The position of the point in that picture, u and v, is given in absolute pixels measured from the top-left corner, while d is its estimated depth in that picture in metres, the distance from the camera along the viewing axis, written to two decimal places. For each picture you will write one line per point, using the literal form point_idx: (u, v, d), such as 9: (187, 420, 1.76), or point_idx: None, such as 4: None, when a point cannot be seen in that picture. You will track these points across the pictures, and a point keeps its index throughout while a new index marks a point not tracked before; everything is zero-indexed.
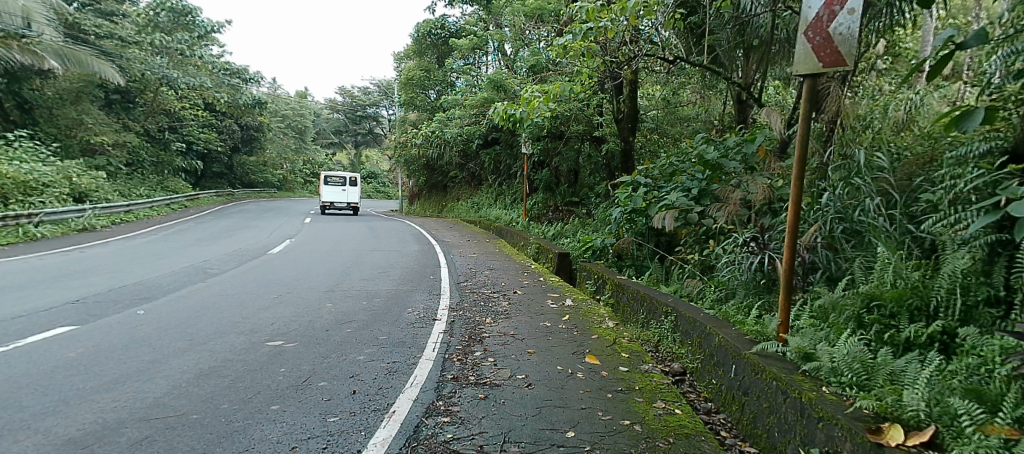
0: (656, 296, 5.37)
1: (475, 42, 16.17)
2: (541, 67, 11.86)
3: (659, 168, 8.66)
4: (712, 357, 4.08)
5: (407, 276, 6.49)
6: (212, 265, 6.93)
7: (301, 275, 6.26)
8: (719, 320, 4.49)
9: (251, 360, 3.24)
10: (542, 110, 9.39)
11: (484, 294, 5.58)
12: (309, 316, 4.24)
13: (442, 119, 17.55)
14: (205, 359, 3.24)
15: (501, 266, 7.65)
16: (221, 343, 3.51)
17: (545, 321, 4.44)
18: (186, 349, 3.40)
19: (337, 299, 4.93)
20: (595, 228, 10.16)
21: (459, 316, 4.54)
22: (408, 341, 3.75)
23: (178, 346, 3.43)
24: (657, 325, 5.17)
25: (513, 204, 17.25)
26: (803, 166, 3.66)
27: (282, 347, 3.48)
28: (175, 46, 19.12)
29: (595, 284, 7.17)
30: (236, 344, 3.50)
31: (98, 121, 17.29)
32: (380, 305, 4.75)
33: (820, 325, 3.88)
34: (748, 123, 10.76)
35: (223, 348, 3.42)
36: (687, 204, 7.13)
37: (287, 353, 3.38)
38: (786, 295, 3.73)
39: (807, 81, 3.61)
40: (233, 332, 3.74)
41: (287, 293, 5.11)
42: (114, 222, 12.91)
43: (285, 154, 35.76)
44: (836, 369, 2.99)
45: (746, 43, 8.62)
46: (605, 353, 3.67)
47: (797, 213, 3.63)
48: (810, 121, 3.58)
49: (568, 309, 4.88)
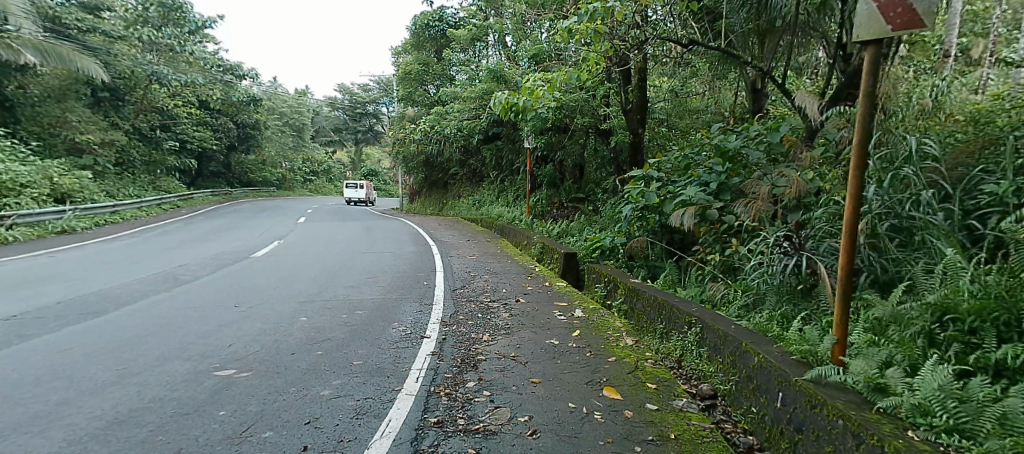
0: (677, 303, 4.75)
1: (473, 33, 15.53)
2: (543, 56, 11.22)
3: (672, 161, 8.05)
4: (750, 381, 3.46)
5: (398, 282, 5.89)
6: (186, 270, 6.35)
7: (282, 282, 5.68)
8: (754, 334, 3.88)
9: (187, 400, 2.67)
10: (546, 100, 8.85)
11: (482, 303, 4.97)
12: (276, 333, 3.66)
13: (441, 113, 16.92)
14: (126, 401, 2.65)
15: (504, 270, 7.04)
16: (154, 376, 2.92)
17: (552, 338, 3.82)
18: (111, 385, 2.81)
19: (313, 310, 4.34)
20: (603, 226, 9.56)
21: (451, 332, 3.93)
22: (387, 367, 3.14)
23: (102, 381, 2.84)
24: (679, 337, 4.55)
25: (515, 201, 16.67)
26: (865, 152, 3.01)
27: (231, 379, 2.90)
28: (164, 42, 18.59)
29: (605, 288, 6.54)
30: (173, 377, 2.91)
31: (83, 118, 16.80)
32: (362, 319, 4.16)
33: (882, 344, 3.27)
34: (763, 113, 10.16)
35: (157, 383, 2.84)
36: (706, 200, 6.56)
37: (234, 388, 2.80)
38: (842, 307, 3.11)
39: (869, 50, 2.98)
40: (177, 359, 3.16)
41: (259, 305, 4.52)
42: (97, 223, 12.41)
43: (283, 152, 35.29)
44: (925, 408, 2.40)
45: (761, 28, 8.06)
46: (627, 383, 3.06)
47: (855, 208, 3.02)
48: (874, 96, 2.94)
49: (578, 322, 4.26)
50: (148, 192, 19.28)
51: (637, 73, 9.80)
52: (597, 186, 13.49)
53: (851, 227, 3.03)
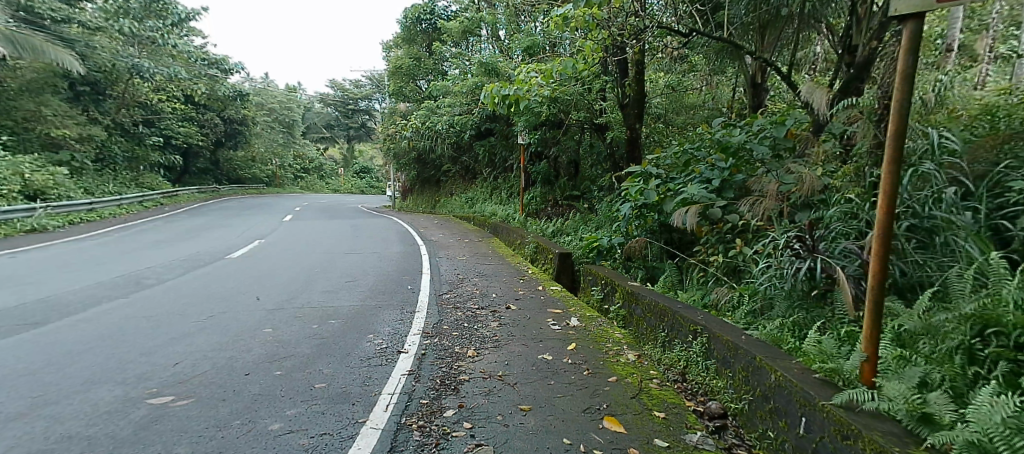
0: (680, 310, 4.38)
1: (465, 25, 15.12)
2: (536, 49, 10.84)
3: (672, 156, 7.67)
4: (766, 400, 3.10)
5: (381, 286, 5.48)
6: (151, 273, 5.94)
7: (253, 286, 5.29)
8: (768, 346, 3.52)
9: (102, 438, 2.33)
10: (540, 91, 8.38)
11: (469, 310, 4.56)
12: (233, 349, 3.30)
13: (431, 108, 16.48)
14: (29, 441, 2.30)
15: (494, 272, 6.64)
16: (72, 409, 2.57)
17: (545, 353, 3.44)
18: (14, 420, 2.46)
19: (280, 319, 3.97)
20: (599, 225, 9.23)
21: (433, 345, 3.54)
22: (352, 391, 2.81)
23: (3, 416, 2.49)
24: (684, 347, 4.18)
25: (508, 198, 16.33)
26: (903, 141, 2.64)
27: (163, 412, 2.56)
28: (146, 34, 18.05)
29: (602, 291, 6.14)
30: (93, 409, 2.57)
31: (59, 112, 16.33)
32: (334, 328, 3.81)
33: (918, 361, 2.91)
34: (764, 107, 9.89)
35: (72, 418, 2.50)
36: (708, 198, 6.24)
37: (162, 424, 2.46)
38: (873, 319, 2.73)
39: (907, 26, 2.61)
40: (104, 387, 2.79)
41: (223, 313, 4.13)
42: (71, 221, 12.00)
43: (272, 149, 34.77)
44: (983, 446, 2.04)
45: (762, 20, 7.73)
46: (630, 411, 2.69)
47: (890, 207, 2.65)
48: (913, 79, 2.58)
49: (574, 333, 3.87)
50: (130, 189, 18.83)
51: (634, 66, 9.44)
52: (592, 184, 13.14)
53: (885, 227, 2.66)
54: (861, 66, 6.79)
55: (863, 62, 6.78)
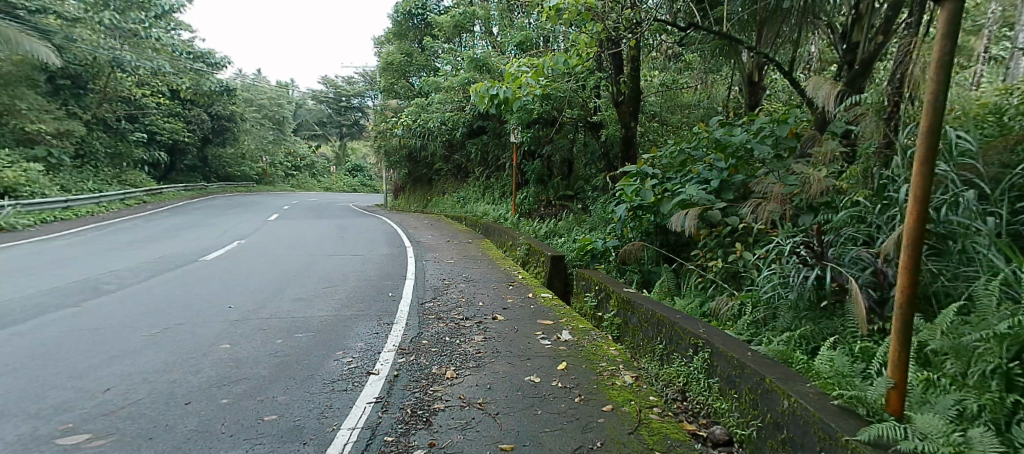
0: (679, 321, 4.07)
1: (456, 20, 14.78)
2: (528, 44, 10.56)
3: (669, 156, 7.34)
4: (778, 429, 2.79)
5: (359, 293, 5.12)
6: (113, 277, 5.62)
7: (220, 293, 4.95)
8: (777, 364, 3.22)
9: None
10: (531, 88, 8.09)
11: (452, 321, 4.21)
12: (178, 373, 2.99)
13: (422, 105, 16.11)
14: None
15: (483, 276, 6.30)
16: None
17: (532, 374, 3.12)
18: None
19: (241, 332, 3.66)
20: (593, 227, 8.92)
21: (407, 365, 3.22)
22: (306, 426, 2.50)
23: None
24: (683, 361, 3.85)
25: (501, 198, 16.01)
26: (937, 139, 2.30)
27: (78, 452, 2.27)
28: (128, 27, 17.60)
29: (596, 297, 5.81)
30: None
31: (35, 106, 16.08)
32: (299, 343, 3.49)
33: (949, 388, 2.60)
34: (760, 107, 9.75)
35: None
36: (708, 199, 5.93)
37: None
38: (899, 340, 2.41)
39: (942, 10, 2.30)
40: (17, 421, 2.49)
41: (180, 325, 3.81)
42: (43, 219, 11.83)
43: (262, 146, 34.28)
44: None
45: (756, 17, 7.49)
46: (627, 450, 2.37)
47: (921, 215, 2.31)
48: (950, 69, 2.26)
49: (565, 349, 3.55)
50: (111, 186, 18.56)
51: (629, 62, 9.13)
52: (586, 184, 12.82)
53: (915, 237, 2.33)
54: (865, 62, 6.39)
55: (867, 58, 6.37)
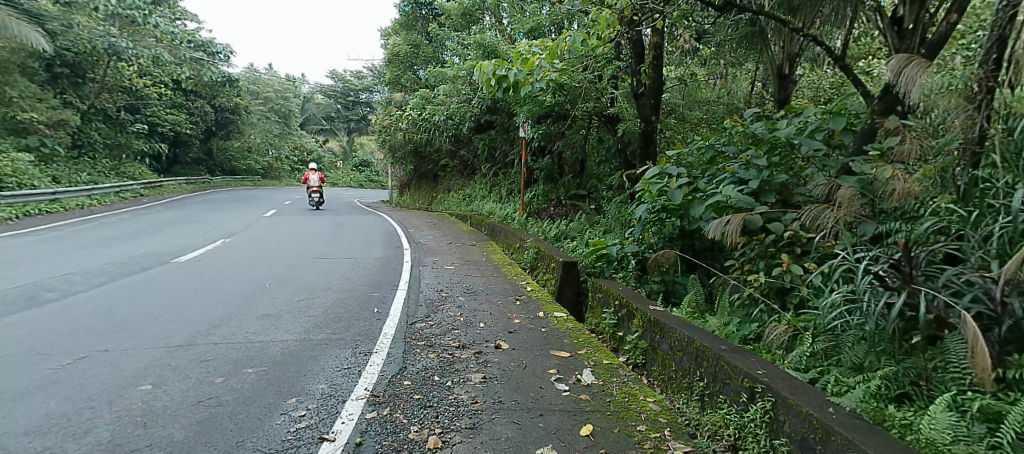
0: (726, 355, 3.26)
1: (463, 7, 14.00)
2: (540, 31, 9.81)
3: (696, 152, 6.52)
4: None
5: (339, 309, 4.37)
6: (62, 283, 4.95)
7: (174, 307, 4.23)
8: (869, 427, 2.42)
9: None
10: (544, 73, 7.25)
11: (447, 353, 3.48)
12: (68, 444, 2.33)
13: (427, 97, 15.37)
14: None
15: (486, 287, 5.52)
16: None
17: (547, 447, 2.38)
18: None
19: (170, 376, 2.97)
20: (609, 229, 8.15)
21: (379, 431, 2.51)
22: None
23: None
24: (733, 409, 3.06)
25: (508, 196, 15.28)
26: None
27: None
28: (125, 13, 17.02)
29: (615, 315, 4.98)
30: None
31: (26, 94, 15.60)
32: (240, 396, 2.78)
33: None
34: (790, 103, 8.96)
35: None
36: (749, 202, 5.04)
37: None
38: None
39: None
40: None
41: (99, 362, 3.11)
42: (26, 212, 11.30)
43: (267, 140, 33.81)
44: None
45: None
46: None
47: None
48: None
49: (589, 405, 2.80)
50: (108, 178, 18.08)
51: (651, 50, 8.34)
52: (599, 182, 12.08)
53: None
54: (933, 46, 5.42)
55: (936, 40, 5.41)
